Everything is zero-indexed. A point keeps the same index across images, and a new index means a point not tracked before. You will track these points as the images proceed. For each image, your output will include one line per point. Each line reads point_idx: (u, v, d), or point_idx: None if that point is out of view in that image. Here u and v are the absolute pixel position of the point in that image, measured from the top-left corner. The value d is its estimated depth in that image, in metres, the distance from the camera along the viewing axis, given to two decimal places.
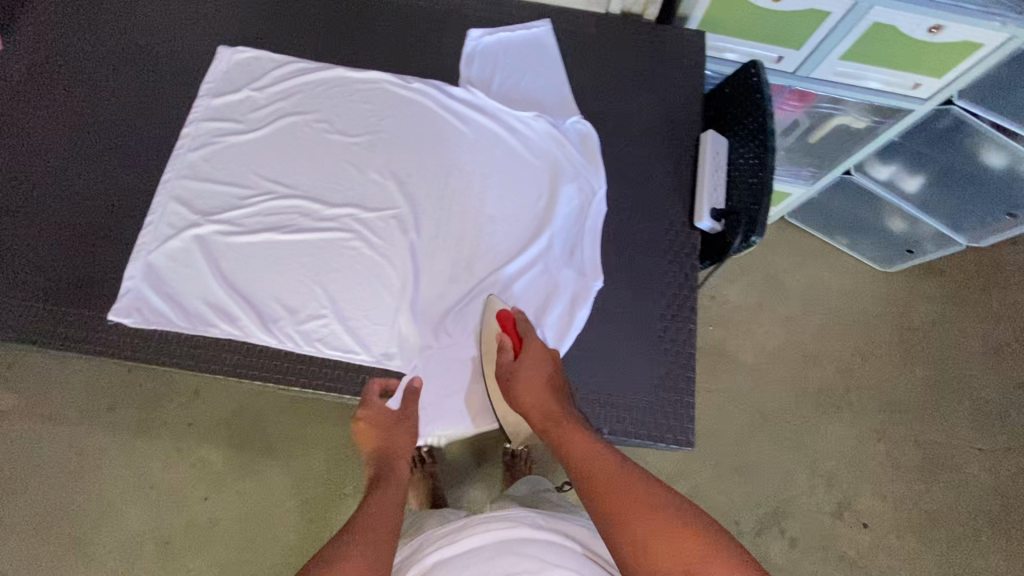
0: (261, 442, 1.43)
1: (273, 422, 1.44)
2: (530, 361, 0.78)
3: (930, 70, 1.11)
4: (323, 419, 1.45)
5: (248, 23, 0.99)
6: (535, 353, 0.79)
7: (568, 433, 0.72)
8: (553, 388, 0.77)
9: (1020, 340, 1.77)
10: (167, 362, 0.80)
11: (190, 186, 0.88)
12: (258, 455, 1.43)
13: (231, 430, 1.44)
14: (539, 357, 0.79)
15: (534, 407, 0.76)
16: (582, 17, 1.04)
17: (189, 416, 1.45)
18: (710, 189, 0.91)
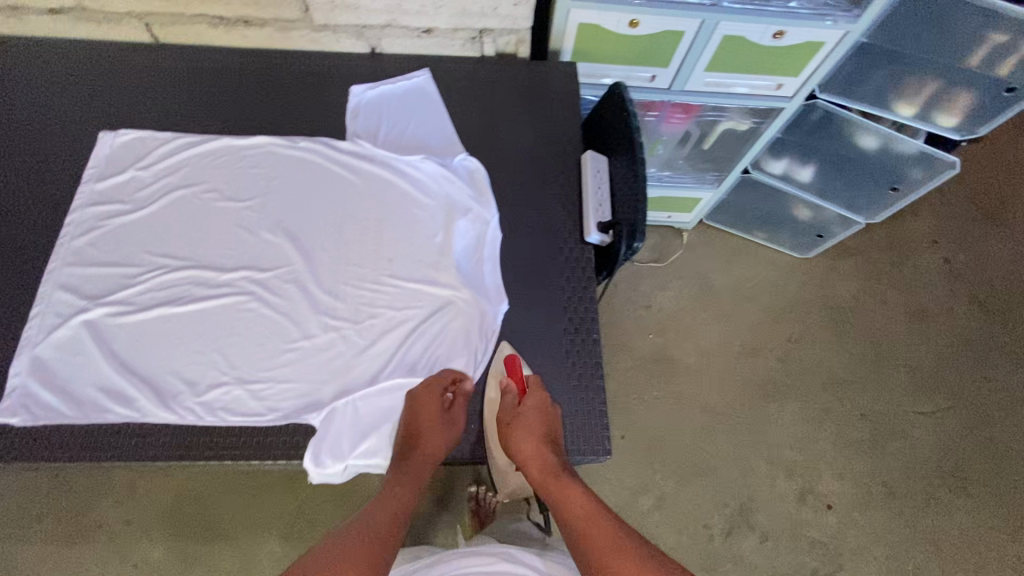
0: (207, 529, 1.38)
1: (217, 504, 1.39)
2: (531, 409, 0.80)
3: (787, 71, 1.21)
4: (270, 491, 1.40)
5: (130, 106, 1.01)
6: (536, 400, 0.80)
7: (562, 488, 0.75)
8: (549, 437, 0.79)
9: (938, 303, 1.88)
10: (62, 456, 0.77)
11: (76, 272, 0.86)
12: (205, 544, 1.37)
13: (173, 523, 1.38)
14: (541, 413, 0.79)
15: (534, 456, 0.77)
16: (459, 62, 1.10)
17: (127, 514, 1.38)
18: (595, 204, 0.96)
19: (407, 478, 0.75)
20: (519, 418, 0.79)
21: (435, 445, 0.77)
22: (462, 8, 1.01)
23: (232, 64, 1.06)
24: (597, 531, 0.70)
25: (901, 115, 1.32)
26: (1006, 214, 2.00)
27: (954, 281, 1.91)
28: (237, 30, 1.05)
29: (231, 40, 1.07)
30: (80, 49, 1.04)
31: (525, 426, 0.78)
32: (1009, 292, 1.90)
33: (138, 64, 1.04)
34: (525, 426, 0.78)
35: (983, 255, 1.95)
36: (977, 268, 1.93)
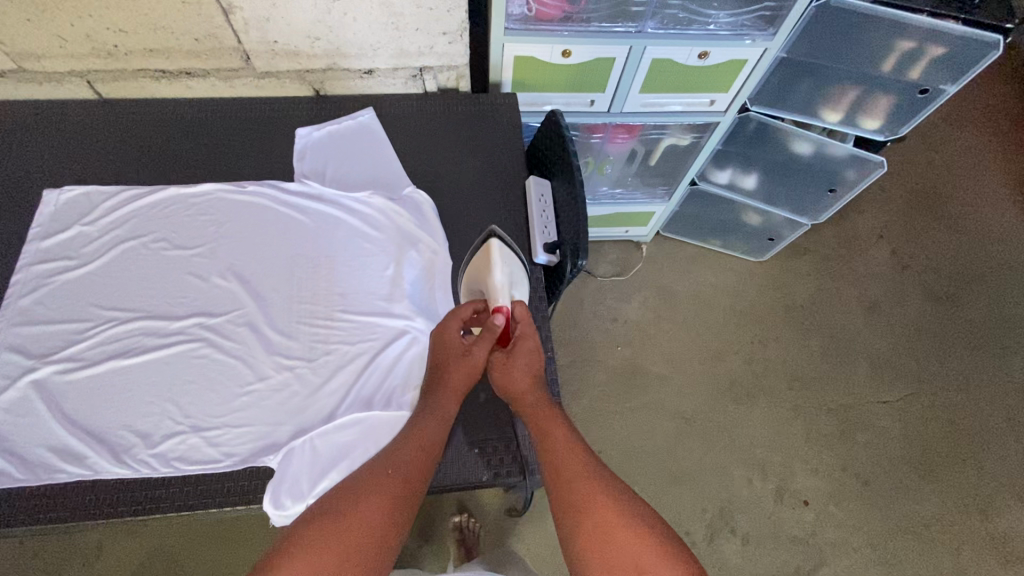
0: None
1: (191, 557, 1.36)
2: (524, 354, 0.82)
3: (717, 87, 1.28)
4: (244, 539, 1.38)
5: (76, 163, 1.02)
6: (527, 348, 0.82)
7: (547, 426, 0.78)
8: (538, 377, 0.82)
9: (889, 295, 1.96)
10: (11, 522, 0.75)
11: (23, 332, 0.85)
12: None
13: None
14: (532, 354, 0.83)
15: (523, 389, 0.81)
16: (403, 99, 1.14)
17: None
18: (541, 227, 0.99)
19: (434, 411, 0.77)
20: (512, 361, 0.82)
21: (458, 380, 0.80)
22: (400, 48, 1.06)
23: (178, 115, 1.07)
24: (570, 460, 0.74)
25: (829, 121, 1.41)
26: (944, 205, 2.11)
27: (902, 272, 2.00)
28: (181, 82, 1.07)
29: (176, 92, 1.10)
30: (22, 109, 1.05)
31: (517, 364, 0.81)
32: (954, 278, 1.99)
33: (83, 120, 1.05)
34: (521, 360, 0.82)
35: (926, 245, 2.04)
36: (922, 258, 2.02)
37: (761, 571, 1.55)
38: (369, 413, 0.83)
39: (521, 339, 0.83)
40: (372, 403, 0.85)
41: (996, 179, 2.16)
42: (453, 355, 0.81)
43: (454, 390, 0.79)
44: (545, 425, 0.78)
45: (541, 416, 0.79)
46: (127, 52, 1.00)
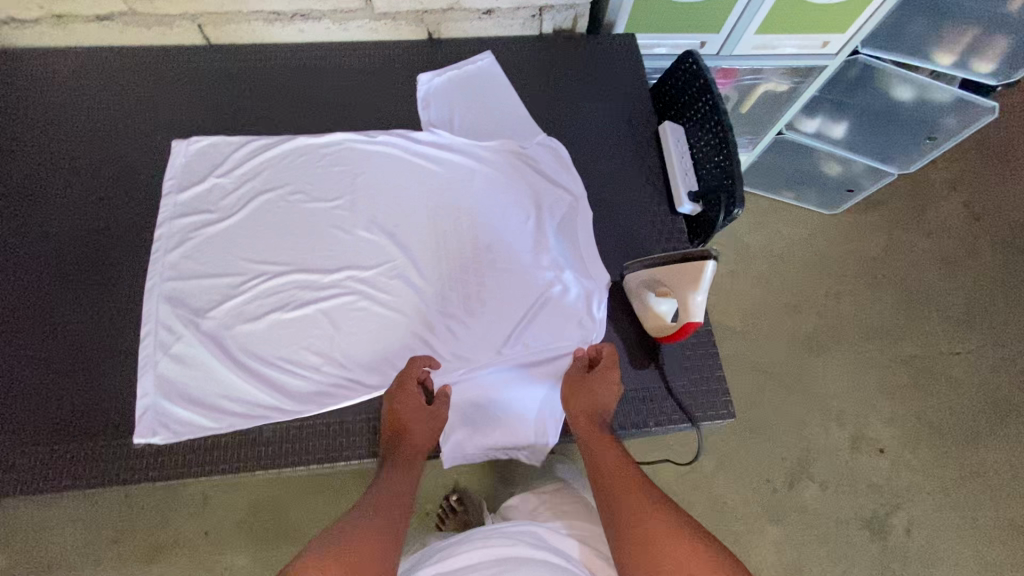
0: (289, 533, 1.38)
1: (296, 507, 1.39)
2: (603, 380, 0.80)
3: (835, 28, 1.22)
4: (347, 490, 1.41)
5: (195, 112, 0.98)
6: (606, 377, 0.80)
7: (604, 446, 0.75)
8: (604, 407, 0.78)
9: (965, 246, 1.92)
10: (206, 470, 0.77)
11: (178, 287, 0.84)
12: (288, 546, 1.37)
13: (251, 529, 1.38)
14: (609, 382, 0.79)
15: (584, 412, 0.78)
16: (519, 42, 1.09)
17: (204, 525, 1.38)
18: (682, 175, 0.96)
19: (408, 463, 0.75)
20: (585, 384, 0.80)
21: (424, 436, 0.77)
22: None
23: (292, 62, 1.03)
24: (628, 485, 0.69)
25: (940, 65, 1.34)
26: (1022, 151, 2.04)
27: (978, 221, 1.95)
28: (295, 25, 1.02)
29: (285, 36, 1.04)
30: (133, 57, 1.01)
31: (589, 390, 0.79)
32: None
33: (197, 67, 1.01)
34: (587, 384, 0.80)
35: (1002, 193, 1.99)
36: (998, 207, 1.97)
37: (839, 515, 1.60)
38: (531, 362, 0.86)
39: (602, 370, 0.81)
40: (531, 355, 0.85)
41: None
42: (418, 412, 0.77)
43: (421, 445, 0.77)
44: (604, 453, 0.74)
45: (594, 437, 0.76)
46: None
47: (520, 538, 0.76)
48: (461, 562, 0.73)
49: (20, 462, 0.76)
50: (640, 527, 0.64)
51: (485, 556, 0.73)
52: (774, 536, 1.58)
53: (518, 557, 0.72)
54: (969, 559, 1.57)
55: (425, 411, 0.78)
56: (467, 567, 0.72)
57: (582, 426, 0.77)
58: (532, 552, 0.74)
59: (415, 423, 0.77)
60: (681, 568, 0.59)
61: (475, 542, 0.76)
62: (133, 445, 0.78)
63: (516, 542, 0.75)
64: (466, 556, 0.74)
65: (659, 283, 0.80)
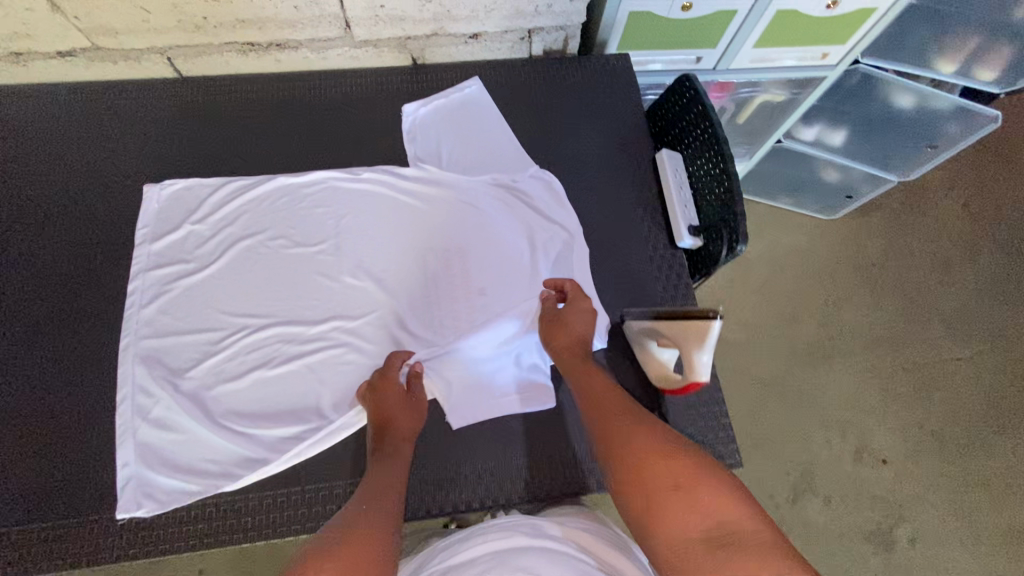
0: None
1: None
2: (575, 312, 0.80)
3: (836, 40, 1.18)
4: None
5: (167, 151, 0.93)
6: (578, 308, 0.80)
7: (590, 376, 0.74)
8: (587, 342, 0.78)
9: (964, 249, 1.90)
10: (193, 543, 0.72)
11: (155, 345, 0.80)
12: None
13: None
14: (583, 312, 0.80)
15: (566, 347, 0.78)
16: (508, 66, 1.04)
17: None
18: (682, 207, 0.92)
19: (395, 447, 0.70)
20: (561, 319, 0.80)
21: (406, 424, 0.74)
22: (515, 8, 0.95)
23: (270, 93, 0.98)
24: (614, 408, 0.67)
25: (944, 72, 1.29)
26: (1019, 150, 2.01)
27: (976, 223, 1.93)
28: (271, 55, 0.97)
29: (262, 66, 0.99)
30: (101, 93, 0.95)
31: (566, 323, 0.79)
32: None
33: (169, 103, 0.96)
34: (566, 319, 0.79)
35: (1000, 194, 1.96)
36: (996, 208, 1.95)
37: (843, 529, 1.59)
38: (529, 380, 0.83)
39: (570, 302, 0.81)
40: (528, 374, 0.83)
41: None
42: (390, 397, 0.75)
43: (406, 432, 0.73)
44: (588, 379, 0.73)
45: (579, 369, 0.75)
46: (217, 25, 0.90)
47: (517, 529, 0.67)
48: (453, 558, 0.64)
49: None
50: (626, 439, 0.62)
51: (481, 549, 0.64)
52: None
53: (516, 545, 0.63)
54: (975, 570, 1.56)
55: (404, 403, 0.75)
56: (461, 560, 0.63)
57: (567, 362, 0.76)
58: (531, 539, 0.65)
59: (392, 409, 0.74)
60: (672, 476, 0.56)
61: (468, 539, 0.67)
62: (114, 520, 0.73)
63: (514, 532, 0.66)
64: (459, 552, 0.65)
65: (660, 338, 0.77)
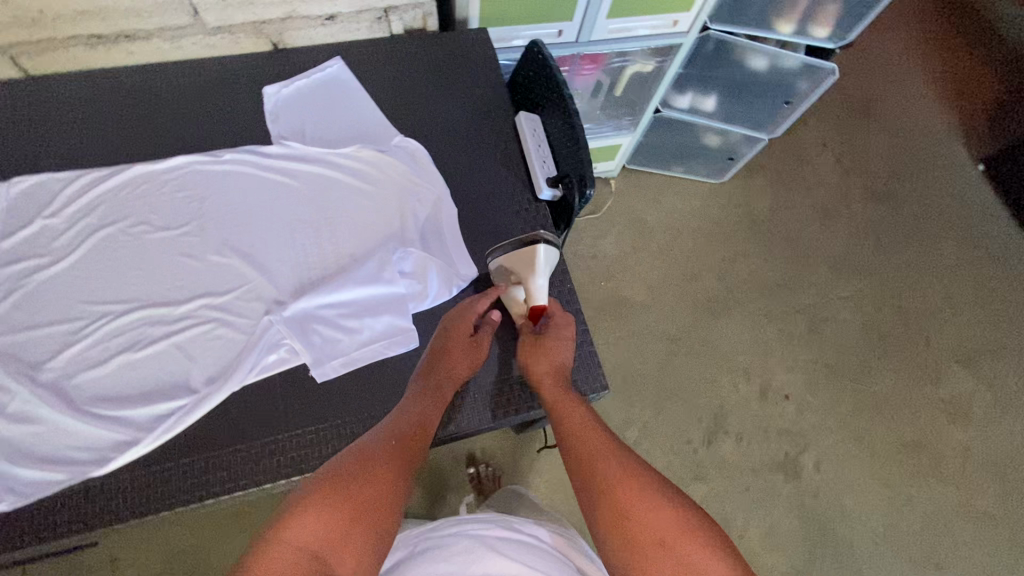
0: None
1: (212, 552, 1.31)
2: (559, 339, 0.81)
3: (681, 6, 1.29)
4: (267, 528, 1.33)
5: (16, 150, 0.90)
6: (561, 336, 0.81)
7: (569, 411, 0.72)
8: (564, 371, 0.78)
9: (839, 198, 2.09)
10: (64, 530, 0.71)
11: (10, 341, 0.78)
12: None
13: None
14: (560, 344, 0.81)
15: (546, 377, 0.77)
16: (370, 45, 1.07)
17: None
18: (540, 162, 0.98)
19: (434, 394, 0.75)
20: (542, 347, 0.80)
21: (460, 368, 0.79)
22: None
23: (125, 85, 0.97)
24: (596, 442, 0.67)
25: (782, 33, 1.43)
26: (878, 108, 2.23)
27: (848, 174, 2.12)
28: (121, 47, 0.96)
29: (114, 60, 0.98)
30: None
31: (548, 348, 0.80)
32: (896, 176, 2.13)
33: (15, 103, 0.94)
34: (548, 348, 0.80)
35: (866, 147, 2.17)
36: (863, 159, 2.15)
37: (756, 463, 1.70)
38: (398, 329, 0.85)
39: (554, 326, 0.82)
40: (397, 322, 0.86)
41: (923, 77, 2.28)
42: (452, 334, 0.82)
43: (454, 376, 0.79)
44: (570, 408, 0.73)
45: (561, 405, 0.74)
46: (56, 18, 0.89)
47: (496, 519, 0.80)
48: (440, 540, 0.76)
49: None
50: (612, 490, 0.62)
51: (461, 539, 0.74)
52: (700, 493, 1.65)
53: (494, 538, 0.75)
54: (872, 484, 1.71)
55: (464, 344, 0.81)
56: (448, 541, 0.75)
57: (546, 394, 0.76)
58: (507, 530, 0.77)
59: (448, 350, 0.80)
60: (658, 532, 0.58)
61: (452, 525, 0.78)
62: None
63: (493, 522, 0.78)
64: (445, 536, 0.76)
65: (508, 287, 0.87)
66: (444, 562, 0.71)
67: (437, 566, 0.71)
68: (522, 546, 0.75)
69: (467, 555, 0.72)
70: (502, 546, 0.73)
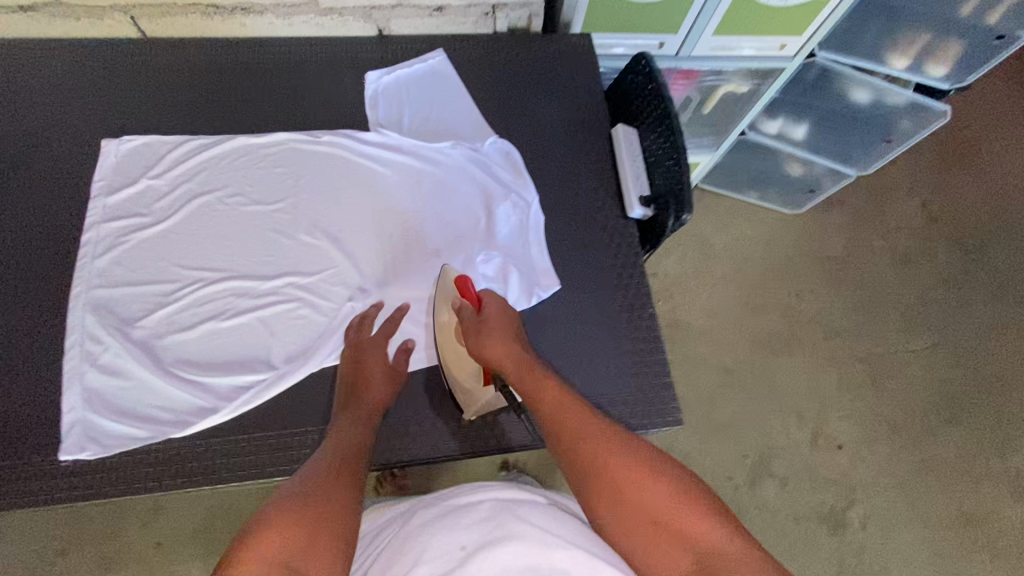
0: None
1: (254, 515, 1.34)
2: (493, 311, 0.79)
3: (791, 30, 1.23)
4: None
5: (128, 109, 0.93)
6: (494, 305, 0.80)
7: (542, 395, 0.71)
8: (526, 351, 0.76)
9: (921, 247, 1.96)
10: (137, 488, 0.72)
11: (108, 296, 0.80)
12: None
13: (205, 540, 1.32)
14: (502, 320, 0.78)
15: (509, 360, 0.74)
16: (473, 40, 1.06)
17: (155, 535, 1.32)
18: (634, 179, 0.95)
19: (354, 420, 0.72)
20: (485, 331, 0.76)
21: (377, 394, 0.76)
22: None
23: (235, 56, 0.99)
24: (574, 430, 0.66)
25: (894, 68, 1.34)
26: (976, 154, 2.08)
27: (934, 223, 1.99)
28: (236, 19, 0.98)
29: (228, 31, 1.01)
30: (58, 48, 0.95)
31: (492, 329, 0.77)
32: (987, 229, 1.99)
33: (129, 61, 0.96)
34: (496, 334, 0.76)
35: (957, 196, 2.03)
36: (953, 209, 2.01)
37: (798, 511, 1.63)
38: None
39: (486, 299, 0.81)
40: None
41: None
42: (369, 358, 0.79)
43: (374, 399, 0.75)
44: (541, 392, 0.71)
45: (534, 390, 0.71)
46: None
47: (522, 488, 0.67)
48: (455, 509, 0.63)
49: None
50: (605, 475, 0.62)
51: (476, 505, 0.62)
52: None
53: (517, 503, 0.62)
54: (924, 553, 1.60)
55: (378, 372, 0.78)
56: (465, 508, 0.62)
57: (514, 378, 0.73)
58: (536, 502, 0.64)
59: (365, 370, 0.77)
60: (655, 510, 0.59)
61: (468, 490, 0.65)
62: (58, 462, 0.73)
63: (518, 492, 0.65)
64: (456, 504, 0.63)
65: (448, 293, 0.84)
66: (465, 532, 0.59)
67: (454, 539, 0.58)
68: (553, 518, 0.61)
69: (489, 521, 0.59)
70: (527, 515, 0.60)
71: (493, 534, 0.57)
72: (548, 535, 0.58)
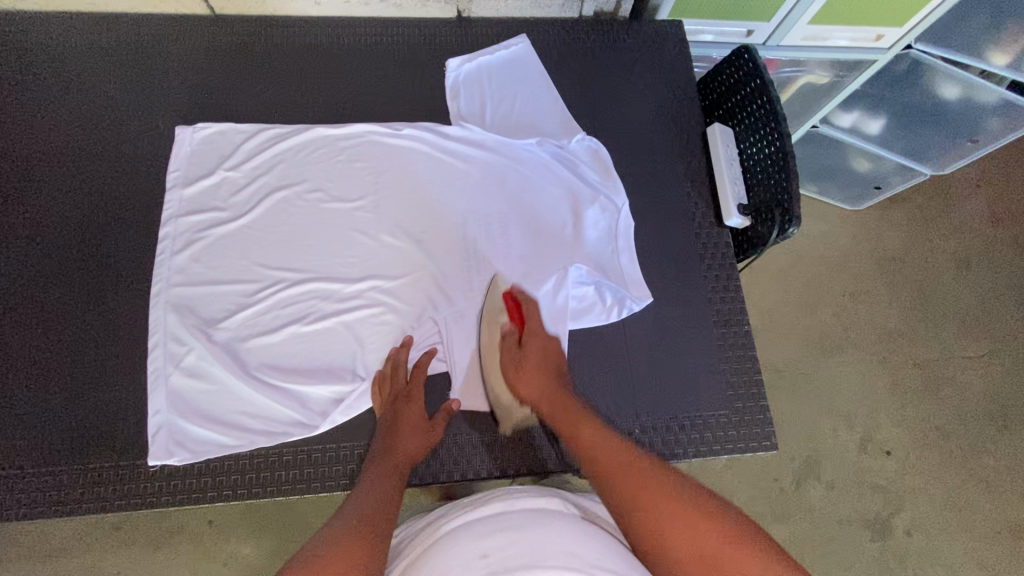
0: (219, 551, 1.14)
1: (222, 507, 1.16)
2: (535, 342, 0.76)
3: (891, 21, 1.13)
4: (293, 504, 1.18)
5: (197, 92, 0.89)
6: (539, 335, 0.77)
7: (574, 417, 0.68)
8: (557, 369, 0.75)
9: (996, 238, 1.69)
10: (228, 494, 0.72)
11: (186, 293, 0.78)
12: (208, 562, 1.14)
13: (161, 534, 1.14)
14: (549, 346, 0.77)
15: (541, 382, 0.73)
16: (556, 26, 0.99)
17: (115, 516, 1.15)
18: (731, 185, 0.89)
19: (388, 466, 0.69)
20: (522, 363, 0.75)
21: (411, 442, 0.72)
22: None
23: (303, 38, 0.93)
24: (604, 451, 0.61)
25: (994, 65, 1.13)
26: None
27: (1000, 225, 1.70)
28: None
29: (298, 10, 0.94)
30: (126, 28, 0.90)
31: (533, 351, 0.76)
32: None
33: (199, 43, 0.91)
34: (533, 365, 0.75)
35: None
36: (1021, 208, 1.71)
37: (844, 519, 1.44)
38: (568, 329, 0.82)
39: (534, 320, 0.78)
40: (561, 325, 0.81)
41: None
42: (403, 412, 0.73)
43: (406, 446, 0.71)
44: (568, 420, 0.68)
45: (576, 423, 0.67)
46: None
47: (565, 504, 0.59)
48: (487, 517, 0.55)
49: (33, 481, 0.71)
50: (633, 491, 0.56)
51: (509, 515, 0.55)
52: (778, 536, 1.42)
53: (553, 517, 0.54)
54: None
55: (417, 421, 0.73)
56: (496, 516, 0.55)
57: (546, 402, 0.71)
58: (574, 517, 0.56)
59: (399, 429, 0.72)
60: (691, 535, 0.51)
61: (503, 502, 0.58)
62: (147, 465, 0.72)
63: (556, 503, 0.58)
64: (493, 512, 0.56)
65: (495, 316, 0.79)
66: (490, 539, 0.51)
67: (477, 544, 0.50)
68: (589, 538, 0.52)
69: (517, 530, 0.51)
70: (557, 534, 0.51)
71: (516, 549, 0.48)
72: (578, 556, 0.48)
